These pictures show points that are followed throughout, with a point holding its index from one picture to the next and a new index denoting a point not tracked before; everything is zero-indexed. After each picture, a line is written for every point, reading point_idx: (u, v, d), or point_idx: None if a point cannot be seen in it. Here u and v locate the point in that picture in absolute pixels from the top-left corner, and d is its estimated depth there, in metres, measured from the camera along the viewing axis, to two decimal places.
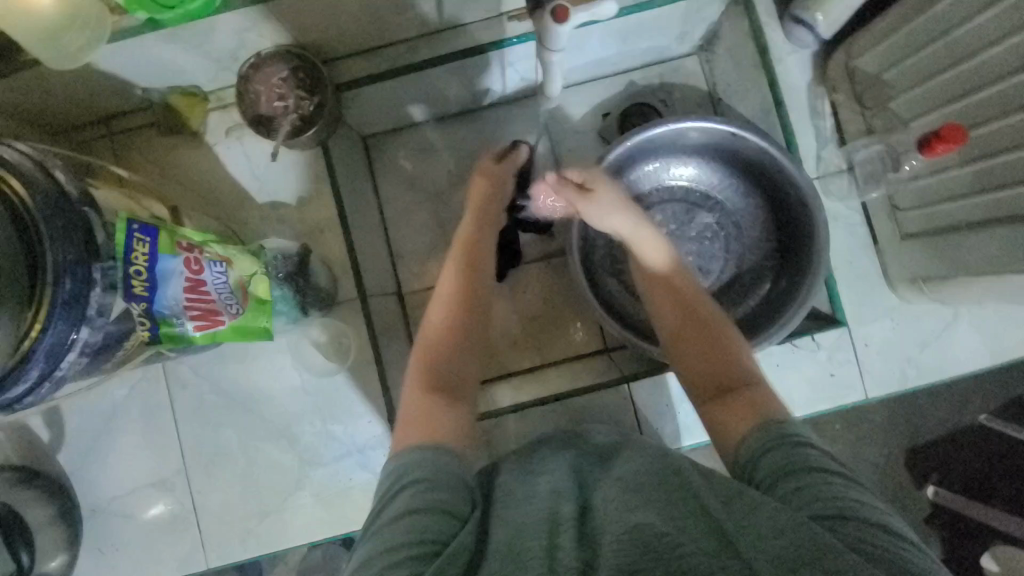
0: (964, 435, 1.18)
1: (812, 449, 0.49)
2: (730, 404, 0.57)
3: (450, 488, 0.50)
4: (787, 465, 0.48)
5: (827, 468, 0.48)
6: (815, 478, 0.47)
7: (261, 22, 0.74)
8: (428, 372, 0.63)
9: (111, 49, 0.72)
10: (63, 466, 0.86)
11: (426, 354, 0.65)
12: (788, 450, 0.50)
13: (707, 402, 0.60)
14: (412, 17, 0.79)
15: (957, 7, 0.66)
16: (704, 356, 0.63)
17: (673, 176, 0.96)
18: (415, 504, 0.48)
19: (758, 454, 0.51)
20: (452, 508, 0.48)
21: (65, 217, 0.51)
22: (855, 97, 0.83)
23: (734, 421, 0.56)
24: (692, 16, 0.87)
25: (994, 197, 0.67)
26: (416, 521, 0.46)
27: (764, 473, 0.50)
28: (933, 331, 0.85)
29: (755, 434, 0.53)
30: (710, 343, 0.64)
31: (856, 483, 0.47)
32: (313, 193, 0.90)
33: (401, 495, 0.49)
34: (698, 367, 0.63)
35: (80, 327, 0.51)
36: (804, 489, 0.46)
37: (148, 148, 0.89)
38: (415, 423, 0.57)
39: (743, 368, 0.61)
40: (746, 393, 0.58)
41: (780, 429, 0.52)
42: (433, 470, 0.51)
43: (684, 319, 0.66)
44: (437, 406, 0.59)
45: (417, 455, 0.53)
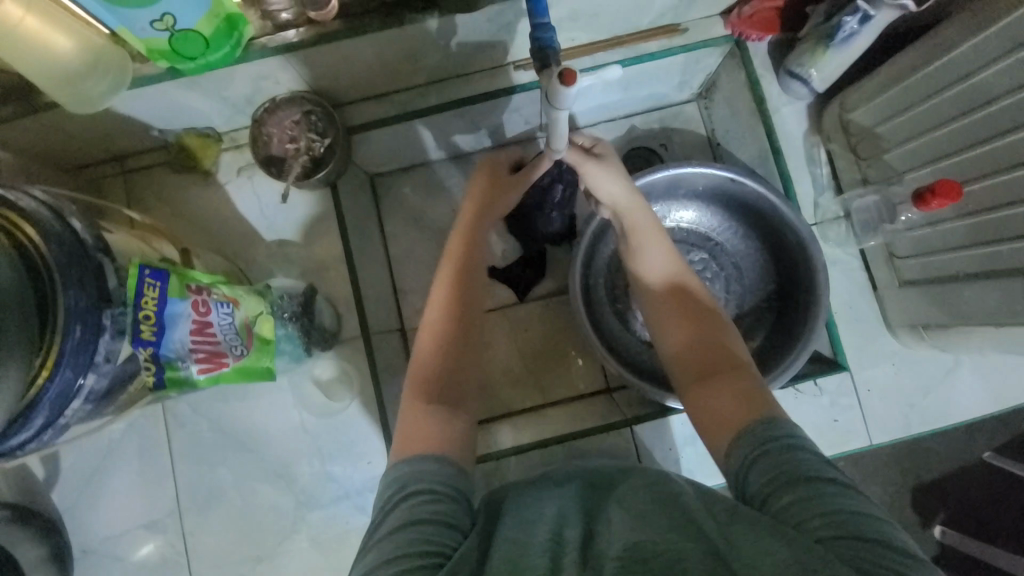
0: (970, 473, 1.17)
1: (805, 455, 0.49)
2: (718, 406, 0.56)
3: (450, 500, 0.51)
4: (779, 477, 0.48)
5: (820, 476, 0.47)
6: (808, 490, 0.46)
7: (276, 70, 0.77)
8: (425, 382, 0.62)
9: (131, 95, 0.74)
10: (55, 505, 0.84)
11: (420, 364, 0.64)
12: (780, 458, 0.49)
13: (696, 403, 0.59)
14: (424, 66, 0.83)
15: (947, 70, 0.69)
16: (695, 352, 0.62)
17: (674, 218, 0.97)
18: (416, 516, 0.49)
19: (748, 463, 0.50)
20: (454, 519, 0.50)
21: (79, 265, 0.52)
22: (850, 148, 0.86)
23: (723, 420, 0.55)
24: (691, 67, 0.92)
25: (991, 250, 0.68)
26: (420, 533, 0.47)
27: (757, 486, 0.49)
28: (935, 376, 0.85)
29: (743, 438, 0.52)
30: (702, 339, 0.62)
31: (850, 489, 0.47)
32: (320, 231, 0.92)
33: (404, 505, 0.50)
34: (686, 363, 0.62)
35: (86, 373, 0.52)
36: (798, 504, 0.46)
37: (160, 186, 0.91)
38: (416, 435, 0.57)
39: (733, 367, 0.59)
40: (735, 393, 0.57)
41: (772, 432, 0.51)
42: (434, 480, 0.52)
43: (674, 315, 0.65)
44: (436, 420, 0.58)
45: (423, 464, 0.54)
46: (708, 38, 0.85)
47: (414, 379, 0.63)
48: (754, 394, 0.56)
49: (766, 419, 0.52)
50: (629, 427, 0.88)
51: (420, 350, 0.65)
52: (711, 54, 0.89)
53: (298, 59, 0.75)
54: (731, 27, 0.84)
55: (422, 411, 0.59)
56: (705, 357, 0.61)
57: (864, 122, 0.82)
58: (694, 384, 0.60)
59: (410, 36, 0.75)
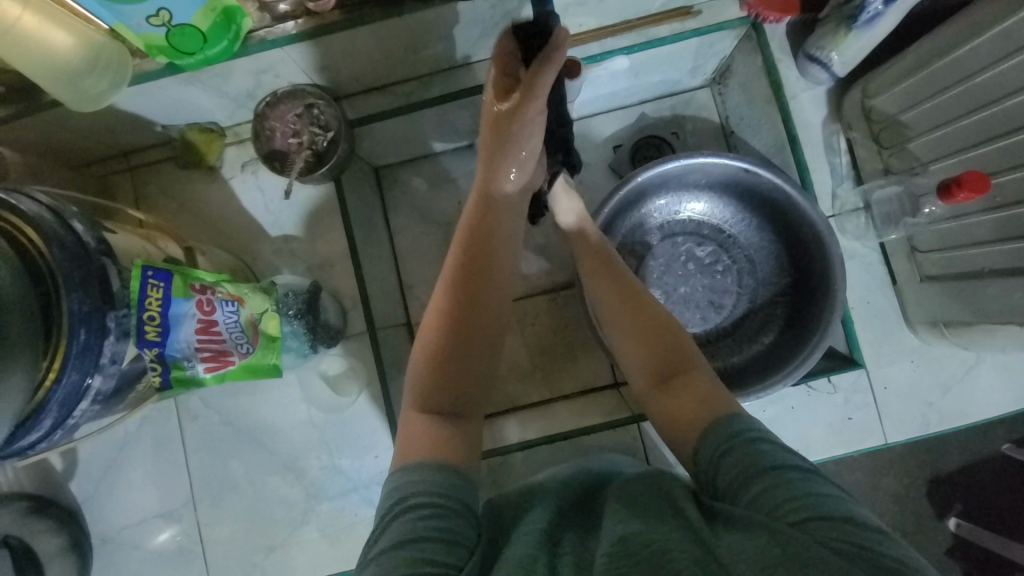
0: (989, 464, 1.14)
1: (767, 445, 0.48)
2: (679, 401, 0.57)
3: (455, 514, 0.49)
4: (744, 469, 0.47)
5: (781, 464, 0.47)
6: (774, 478, 0.45)
7: (276, 63, 0.76)
8: (424, 390, 0.60)
9: (132, 91, 0.74)
10: (74, 495, 0.87)
11: (422, 372, 0.61)
12: (744, 451, 0.48)
13: (658, 400, 0.59)
14: (427, 55, 0.81)
15: (978, 54, 0.65)
16: (649, 355, 0.62)
17: (684, 209, 0.95)
18: (416, 531, 0.47)
19: (716, 460, 0.50)
20: (456, 535, 0.48)
21: (82, 267, 0.52)
22: (872, 136, 0.82)
23: (685, 425, 0.55)
24: (704, 52, 0.88)
25: (1019, 246, 0.64)
26: (421, 548, 0.45)
27: (726, 481, 0.48)
28: (955, 374, 0.82)
29: (706, 439, 0.52)
30: (656, 340, 0.63)
31: (814, 474, 0.46)
32: (325, 226, 0.91)
33: (407, 518, 0.48)
34: (643, 368, 0.62)
35: (94, 374, 0.53)
36: (765, 493, 0.44)
37: (166, 182, 0.91)
38: (418, 440, 0.56)
39: (685, 357, 0.61)
40: (692, 384, 0.58)
41: (733, 425, 0.51)
42: (438, 493, 0.51)
43: (628, 318, 0.65)
44: (435, 433, 0.57)
45: (413, 472, 0.53)
46: (723, 21, 0.81)
47: (415, 388, 0.60)
48: (709, 391, 0.57)
49: (726, 418, 0.53)
50: (636, 424, 0.87)
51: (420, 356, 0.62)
52: (726, 38, 0.85)
53: (297, 51, 0.74)
54: (748, 8, 0.79)
55: (421, 421, 0.58)
56: (662, 360, 0.61)
57: (886, 109, 0.78)
58: (654, 386, 0.60)
59: (411, 25, 0.73)
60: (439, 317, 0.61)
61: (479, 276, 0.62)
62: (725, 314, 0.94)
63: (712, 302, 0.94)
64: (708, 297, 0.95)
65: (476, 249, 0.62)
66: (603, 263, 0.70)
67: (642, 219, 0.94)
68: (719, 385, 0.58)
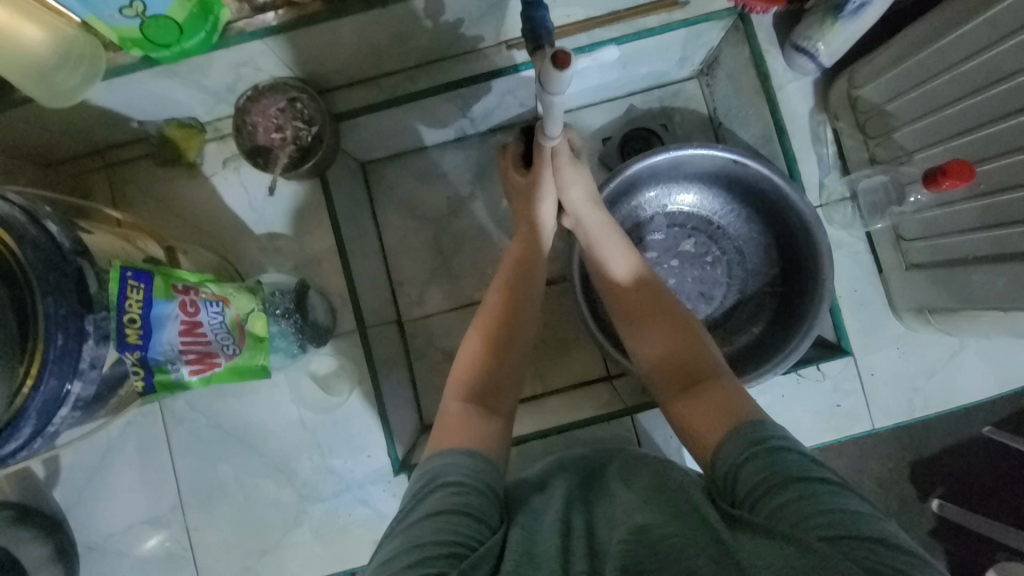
0: (969, 448, 1.17)
1: (791, 456, 0.48)
2: (701, 405, 0.57)
3: (479, 496, 0.50)
4: (767, 478, 0.46)
5: (808, 476, 0.46)
6: (799, 489, 0.44)
7: (258, 56, 0.74)
8: (468, 382, 0.64)
9: (107, 86, 0.71)
10: (58, 503, 0.85)
11: (468, 362, 0.65)
12: (767, 459, 0.48)
13: (680, 403, 0.60)
14: (413, 47, 0.79)
15: (962, 43, 0.65)
16: (673, 361, 0.63)
17: (674, 202, 0.95)
18: (441, 506, 0.48)
19: (735, 466, 0.49)
20: (479, 512, 0.48)
21: (57, 269, 0.50)
22: (858, 125, 0.82)
23: (706, 426, 0.56)
24: (692, 43, 0.87)
25: (1002, 233, 0.65)
26: (443, 521, 0.46)
27: (746, 488, 0.47)
28: (939, 359, 0.84)
29: (727, 444, 0.52)
30: (682, 348, 0.63)
31: (842, 487, 0.45)
32: (311, 222, 0.90)
33: (433, 496, 0.49)
34: (661, 367, 0.64)
35: (72, 380, 0.51)
36: (789, 503, 0.43)
37: (144, 180, 0.88)
38: (453, 429, 0.58)
39: (712, 363, 0.61)
40: (715, 390, 0.58)
41: (756, 433, 0.50)
42: (465, 473, 0.52)
43: (648, 318, 0.67)
44: (471, 421, 0.59)
45: (451, 457, 0.53)
46: (711, 12, 0.81)
47: (458, 379, 0.64)
48: (734, 399, 0.56)
49: (748, 421, 0.52)
50: (630, 416, 0.87)
51: (465, 352, 0.66)
52: (714, 28, 0.84)
53: (278, 43, 0.72)
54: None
55: (461, 407, 0.61)
56: (680, 359, 0.63)
57: (872, 98, 0.79)
58: (677, 392, 0.61)
59: (396, 16, 0.71)
60: (490, 313, 0.68)
61: (523, 278, 0.71)
62: (716, 305, 0.95)
63: (702, 294, 0.95)
64: (699, 289, 0.95)
65: (517, 261, 0.72)
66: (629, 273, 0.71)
67: (634, 211, 0.94)
68: (744, 394, 0.57)
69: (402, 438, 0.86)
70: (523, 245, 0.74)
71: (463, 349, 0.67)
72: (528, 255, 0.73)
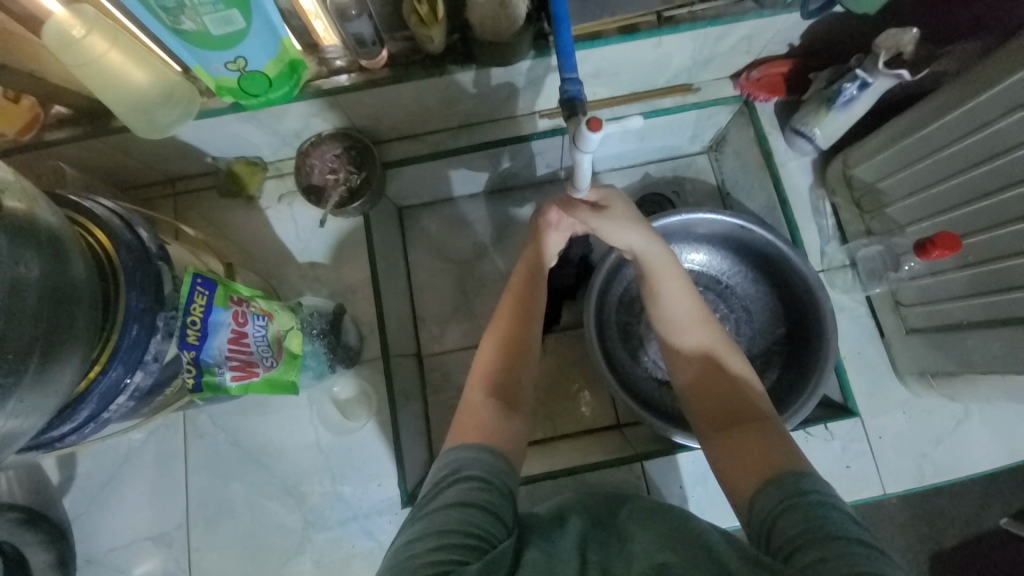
0: (987, 539, 1.13)
1: (833, 514, 0.47)
2: (741, 444, 0.58)
3: (498, 494, 0.53)
4: (805, 533, 0.46)
5: (846, 535, 0.45)
6: (836, 549, 0.44)
7: (325, 109, 0.85)
8: (489, 376, 0.65)
9: (195, 125, 0.82)
10: (66, 511, 0.85)
11: (489, 363, 0.66)
12: (806, 513, 0.48)
13: (719, 440, 0.60)
14: (459, 110, 0.91)
15: (942, 133, 0.74)
16: (714, 398, 0.64)
17: (686, 260, 1.01)
18: (465, 498, 0.51)
19: (774, 516, 0.49)
20: (499, 511, 0.51)
21: (142, 269, 0.57)
22: (854, 201, 0.91)
23: (751, 468, 0.55)
24: (703, 122, 0.99)
25: (993, 300, 0.71)
26: (468, 514, 0.49)
27: (781, 540, 0.47)
28: (945, 427, 0.86)
29: (768, 490, 0.51)
30: (724, 387, 0.64)
31: (883, 555, 0.44)
32: (350, 256, 0.97)
33: (458, 487, 0.52)
34: (707, 407, 0.64)
35: (135, 371, 0.56)
36: (824, 562, 0.43)
37: (205, 208, 0.98)
38: (470, 422, 0.60)
39: (754, 403, 0.62)
40: (757, 430, 0.58)
41: (797, 485, 0.50)
42: (487, 470, 0.54)
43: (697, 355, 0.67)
44: (492, 414, 0.61)
45: (471, 451, 0.56)
46: (719, 97, 0.93)
47: (476, 380, 0.65)
48: (779, 444, 0.56)
49: (791, 471, 0.52)
50: (639, 462, 0.88)
51: (485, 352, 0.68)
52: (722, 111, 0.96)
53: (345, 100, 0.83)
54: (740, 88, 0.92)
55: (483, 399, 0.63)
56: (726, 400, 0.63)
57: (866, 177, 0.87)
58: (717, 430, 0.61)
59: (448, 84, 0.83)
60: (501, 326, 0.69)
61: (535, 292, 0.72)
62: None
63: None
64: None
65: (535, 277, 0.74)
66: (680, 302, 0.69)
67: None
68: (787, 439, 0.57)
69: (413, 470, 0.87)
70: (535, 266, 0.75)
71: (479, 354, 0.68)
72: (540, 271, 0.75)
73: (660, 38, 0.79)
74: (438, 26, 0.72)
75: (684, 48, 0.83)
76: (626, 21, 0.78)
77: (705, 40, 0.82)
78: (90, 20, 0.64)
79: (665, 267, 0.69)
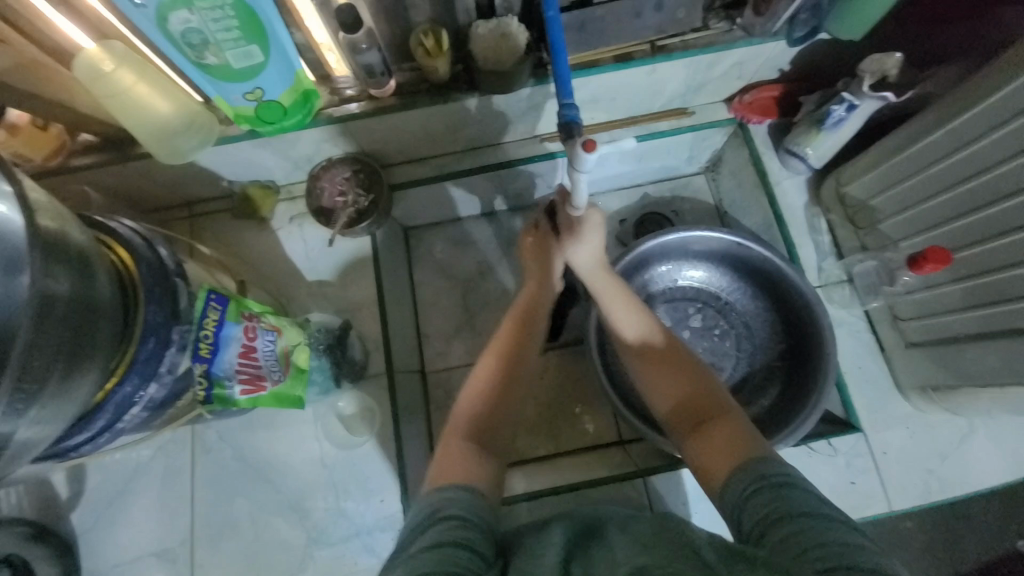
0: (1007, 562, 1.10)
1: (796, 492, 0.49)
2: (708, 437, 0.60)
3: (475, 529, 0.52)
4: (772, 513, 0.48)
5: (811, 511, 0.47)
6: (799, 523, 0.46)
7: (337, 135, 0.90)
8: (470, 424, 0.67)
9: (214, 151, 0.87)
10: (73, 526, 0.87)
11: (466, 411, 0.68)
12: (772, 495, 0.49)
13: (689, 438, 0.62)
14: (463, 135, 0.95)
15: (928, 151, 0.76)
16: (679, 399, 0.66)
17: (684, 277, 1.03)
18: (444, 537, 0.50)
19: (743, 501, 0.51)
20: (478, 546, 0.50)
21: (161, 284, 0.60)
22: (848, 218, 0.93)
23: (719, 460, 0.57)
24: (699, 144, 1.02)
25: (988, 312, 0.72)
26: (447, 552, 0.48)
27: (752, 522, 0.49)
28: (950, 442, 0.85)
29: (736, 478, 0.53)
30: (685, 385, 0.67)
31: (846, 524, 0.46)
32: (357, 275, 1.00)
33: (434, 529, 0.51)
34: (676, 410, 0.66)
35: (149, 383, 0.58)
36: (791, 538, 0.45)
37: (219, 229, 1.02)
38: (444, 468, 0.60)
39: (715, 398, 0.64)
40: (720, 422, 0.61)
41: (761, 470, 0.52)
42: (463, 508, 0.54)
43: (657, 360, 0.70)
44: (465, 459, 0.61)
45: (447, 493, 0.55)
46: (713, 120, 0.97)
47: (453, 424, 0.67)
48: (743, 434, 0.58)
49: (760, 458, 0.54)
50: (642, 479, 0.88)
51: (465, 399, 0.69)
52: (717, 133, 1.00)
53: (355, 126, 0.88)
54: (734, 111, 0.96)
55: (456, 447, 0.63)
56: (692, 399, 0.65)
57: (858, 195, 0.90)
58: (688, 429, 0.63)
59: (454, 110, 0.87)
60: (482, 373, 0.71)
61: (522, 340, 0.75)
62: (726, 376, 0.99)
63: (713, 364, 1.00)
64: (709, 358, 1.00)
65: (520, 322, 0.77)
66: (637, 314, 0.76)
67: (646, 283, 1.02)
68: (750, 427, 0.60)
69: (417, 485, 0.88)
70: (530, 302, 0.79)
71: (459, 404, 0.70)
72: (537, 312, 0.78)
73: (653, 66, 0.83)
74: (443, 57, 0.77)
75: (678, 74, 0.87)
76: (621, 51, 0.82)
77: (698, 66, 0.85)
78: (120, 54, 0.70)
79: (619, 285, 0.78)
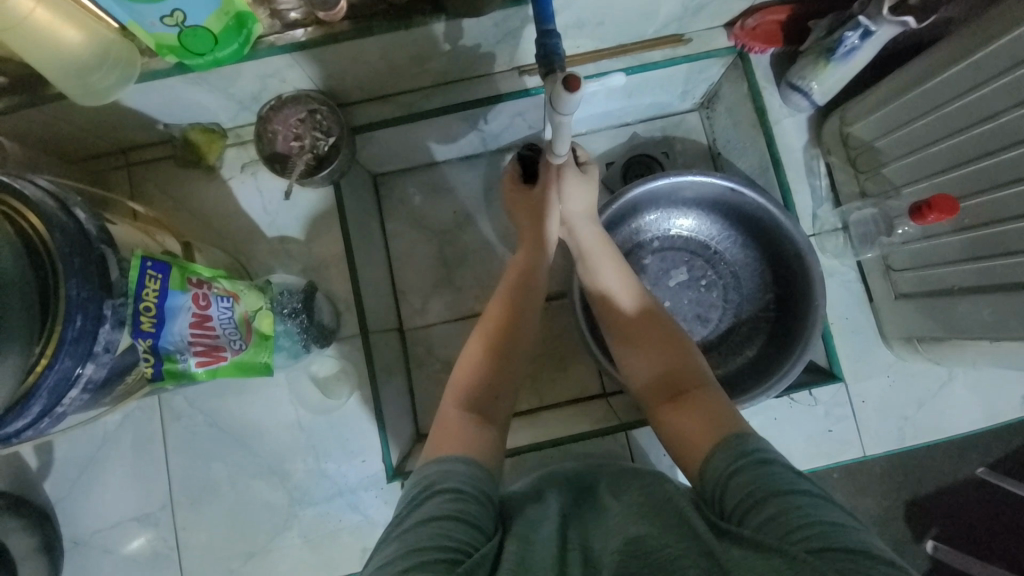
0: (962, 487, 1.17)
1: (776, 469, 0.48)
2: (686, 412, 0.59)
3: (473, 501, 0.50)
4: (751, 492, 0.47)
5: (792, 488, 0.46)
6: (784, 502, 0.45)
7: (283, 68, 0.78)
8: (472, 389, 0.64)
9: (140, 90, 0.75)
10: (48, 495, 0.85)
11: (468, 370, 0.65)
12: (754, 473, 0.48)
13: (666, 410, 0.61)
14: (431, 68, 0.84)
15: (946, 87, 0.69)
16: (656, 369, 0.64)
17: (673, 226, 0.98)
18: (438, 511, 0.48)
19: (725, 479, 0.50)
20: (478, 520, 0.49)
21: (82, 253, 0.52)
22: (850, 160, 0.87)
23: (697, 438, 0.56)
24: (694, 77, 0.92)
25: (987, 265, 0.69)
26: (441, 527, 0.46)
27: (733, 502, 0.48)
28: (929, 390, 0.86)
29: (716, 456, 0.52)
30: (666, 356, 0.64)
31: (823, 500, 0.46)
32: (322, 229, 0.92)
33: (429, 502, 0.49)
34: (653, 384, 0.64)
35: (85, 363, 0.53)
36: (777, 517, 0.44)
37: (163, 181, 0.91)
38: (447, 437, 0.58)
39: (696, 369, 0.63)
40: (698, 396, 0.59)
41: (742, 445, 0.51)
42: (462, 480, 0.52)
43: (636, 335, 0.68)
44: (467, 425, 0.59)
45: (448, 464, 0.53)
46: (712, 48, 0.86)
47: (454, 385, 0.65)
48: (723, 412, 0.57)
49: (738, 433, 0.53)
50: (625, 432, 0.88)
51: (468, 354, 0.67)
52: (714, 65, 0.89)
53: (303, 58, 0.76)
54: (735, 38, 0.85)
55: (457, 414, 0.61)
56: (671, 372, 0.63)
57: (863, 135, 0.83)
58: (666, 403, 0.61)
59: (417, 38, 0.76)
60: (484, 332, 0.68)
61: (525, 287, 0.72)
62: (710, 329, 0.97)
63: (698, 316, 0.97)
64: (694, 311, 0.98)
65: (526, 270, 0.73)
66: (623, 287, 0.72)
67: (633, 232, 0.97)
68: (728, 402, 0.59)
69: (398, 444, 0.87)
70: (531, 255, 0.74)
71: (463, 354, 0.68)
72: (534, 272, 0.73)
73: None
74: None
75: None
76: None
77: None
78: None
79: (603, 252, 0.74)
